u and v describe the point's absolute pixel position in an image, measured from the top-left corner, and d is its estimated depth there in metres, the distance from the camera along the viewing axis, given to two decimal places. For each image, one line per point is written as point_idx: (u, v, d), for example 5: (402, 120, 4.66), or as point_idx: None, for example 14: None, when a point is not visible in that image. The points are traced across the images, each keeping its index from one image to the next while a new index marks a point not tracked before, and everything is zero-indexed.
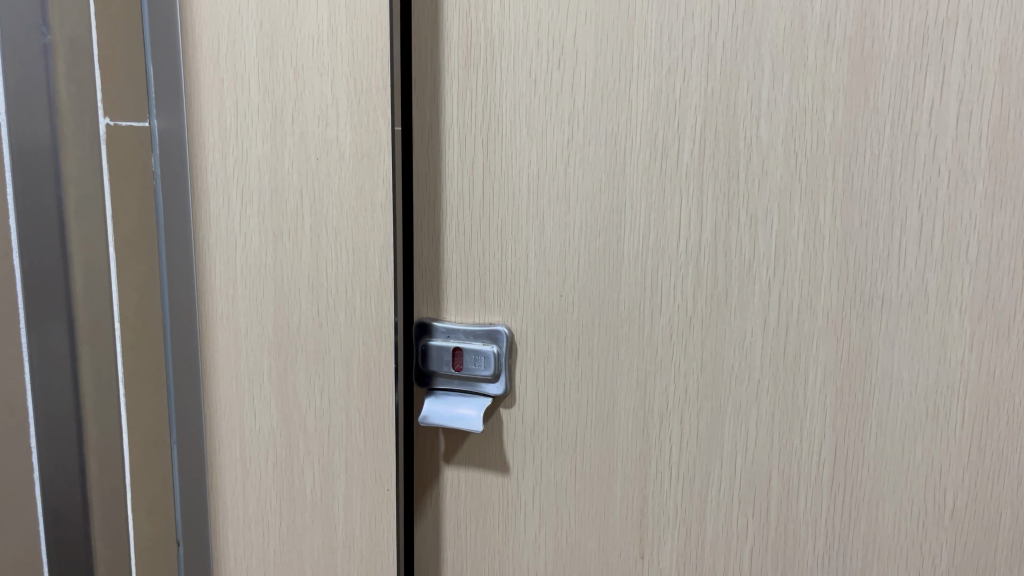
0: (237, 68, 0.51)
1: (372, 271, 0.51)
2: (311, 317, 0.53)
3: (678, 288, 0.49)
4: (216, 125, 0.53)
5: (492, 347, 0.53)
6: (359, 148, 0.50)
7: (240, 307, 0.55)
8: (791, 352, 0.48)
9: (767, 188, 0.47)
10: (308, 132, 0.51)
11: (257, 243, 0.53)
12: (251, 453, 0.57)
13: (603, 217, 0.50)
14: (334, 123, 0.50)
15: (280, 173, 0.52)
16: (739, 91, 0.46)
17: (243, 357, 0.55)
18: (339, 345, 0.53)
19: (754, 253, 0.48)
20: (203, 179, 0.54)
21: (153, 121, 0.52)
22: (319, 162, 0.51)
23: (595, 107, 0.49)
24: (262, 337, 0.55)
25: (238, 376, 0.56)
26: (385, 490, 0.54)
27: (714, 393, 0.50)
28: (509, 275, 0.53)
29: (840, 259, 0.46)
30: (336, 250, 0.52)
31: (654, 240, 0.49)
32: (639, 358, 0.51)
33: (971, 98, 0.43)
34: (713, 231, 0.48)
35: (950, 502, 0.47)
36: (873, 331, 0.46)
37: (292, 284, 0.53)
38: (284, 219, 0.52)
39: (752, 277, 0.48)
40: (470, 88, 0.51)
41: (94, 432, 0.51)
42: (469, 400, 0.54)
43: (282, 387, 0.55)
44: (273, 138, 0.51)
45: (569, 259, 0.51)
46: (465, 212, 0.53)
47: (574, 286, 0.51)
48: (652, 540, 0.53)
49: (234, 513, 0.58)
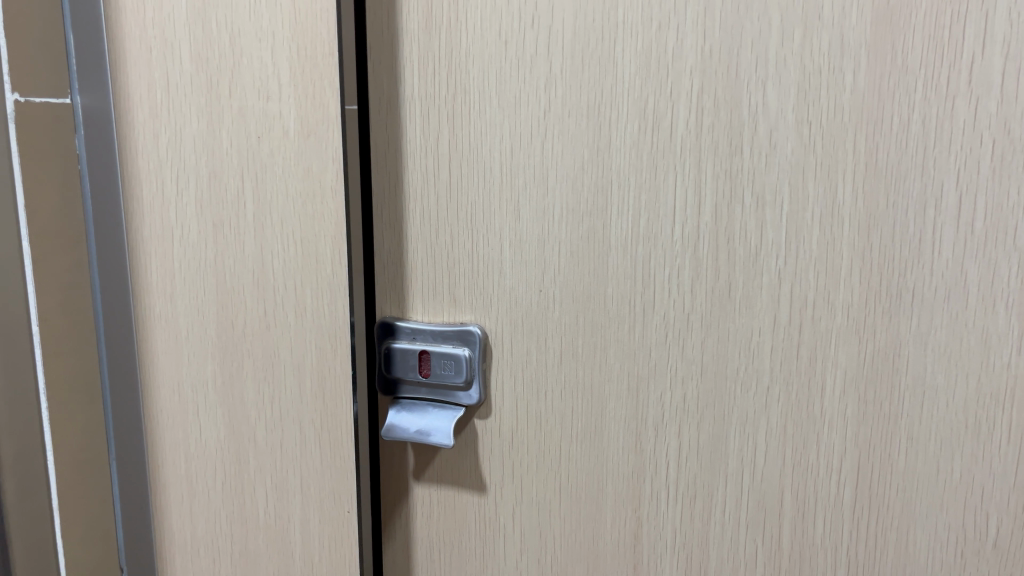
0: (167, 34, 0.44)
1: (323, 264, 0.45)
2: (257, 318, 0.47)
3: (674, 281, 0.43)
4: (145, 99, 0.46)
5: (464, 351, 0.47)
6: (304, 124, 0.43)
7: (180, 309, 0.48)
8: (805, 354, 0.41)
9: (776, 164, 0.40)
10: (247, 107, 0.44)
11: (196, 235, 0.47)
12: (197, 470, 0.50)
13: (587, 200, 0.43)
14: (276, 95, 0.44)
15: (219, 155, 0.45)
16: (742, 50, 0.39)
17: (182, 366, 0.49)
18: (288, 350, 0.47)
19: (762, 240, 0.41)
20: (134, 163, 0.47)
21: (76, 97, 0.46)
22: (260, 141, 0.44)
23: (575, 72, 0.42)
24: (204, 342, 0.48)
25: (179, 384, 0.49)
26: (346, 511, 0.48)
27: (717, 402, 0.43)
28: (482, 268, 0.46)
29: (863, 245, 0.39)
30: (282, 242, 0.45)
31: (646, 226, 0.43)
32: (631, 361, 0.44)
33: (1020, 52, 0.35)
34: (713, 215, 0.41)
35: (994, 529, 0.40)
36: (901, 330, 0.40)
37: (235, 281, 0.47)
38: (223, 207, 0.46)
39: (758, 267, 0.41)
40: (432, 53, 0.44)
41: (9, 452, 0.46)
42: (438, 411, 0.48)
43: (228, 397, 0.48)
44: (209, 114, 0.45)
45: (549, 248, 0.45)
46: (430, 197, 0.46)
47: (555, 280, 0.45)
48: (648, 567, 0.47)
49: (181, 537, 0.52)
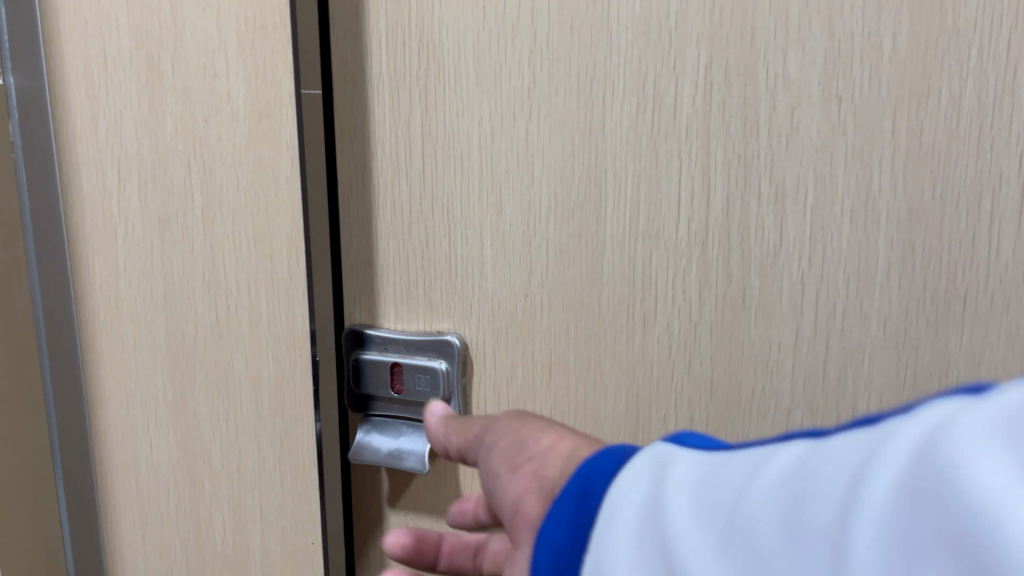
0: (104, 4, 0.39)
1: (279, 263, 0.40)
2: (210, 325, 0.42)
3: (678, 286, 0.37)
4: (83, 78, 0.41)
5: (442, 365, 0.41)
6: (254, 105, 0.38)
7: (126, 314, 0.43)
8: (833, 372, 0.35)
9: (798, 149, 0.33)
10: (192, 88, 0.39)
11: (141, 231, 0.42)
12: (149, 492, 0.45)
13: (579, 192, 0.37)
14: (223, 74, 0.38)
15: (162, 141, 0.40)
16: (759, 12, 0.33)
17: (129, 377, 0.44)
18: (243, 358, 0.42)
19: (782, 239, 0.35)
20: (72, 150, 0.42)
21: (7, 77, 0.41)
22: (208, 125, 0.39)
23: (563, 41, 0.36)
24: (152, 351, 0.43)
25: (127, 397, 0.44)
26: (310, 542, 0.43)
27: (729, 426, 0.37)
28: (460, 270, 0.40)
29: (903, 245, 0.33)
30: (234, 239, 0.40)
31: (646, 222, 0.36)
32: (629, 378, 0.39)
33: None
34: (725, 209, 0.35)
35: None
36: (948, 345, 0.34)
37: (184, 283, 0.42)
38: (169, 200, 0.41)
39: (777, 270, 0.35)
40: (403, 18, 0.37)
41: None
42: (415, 433, 0.41)
43: (179, 411, 0.43)
44: (150, 94, 0.40)
45: (536, 247, 0.39)
46: (403, 188, 0.39)
47: (543, 284, 0.39)
48: None
49: (135, 566, 0.47)
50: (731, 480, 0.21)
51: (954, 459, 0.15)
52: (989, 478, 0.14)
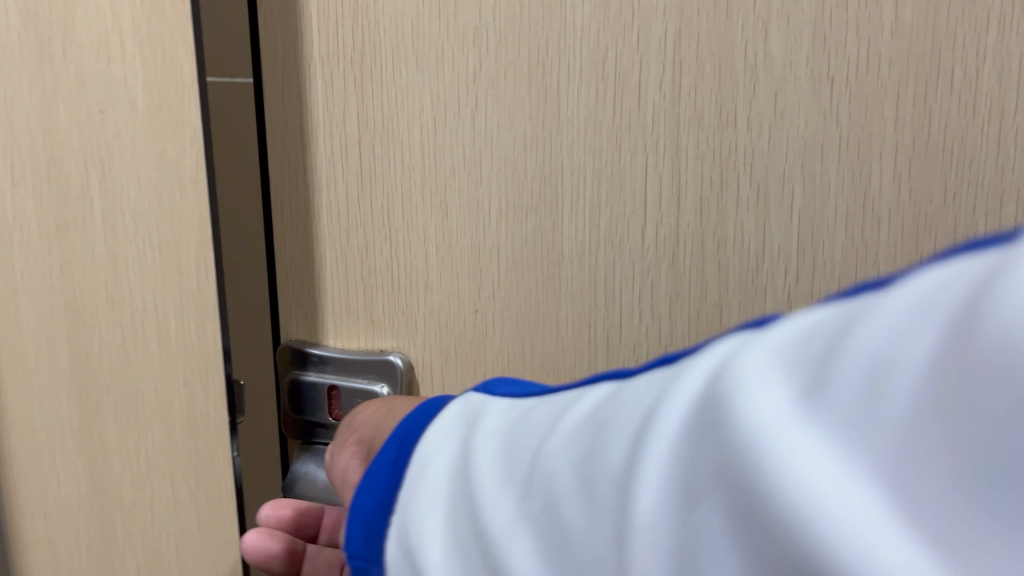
0: None
1: (188, 277, 0.35)
2: (115, 347, 0.37)
3: (646, 302, 0.32)
4: None
5: (383, 389, 0.36)
6: (154, 95, 0.33)
7: (20, 335, 0.37)
8: None
9: (784, 141, 0.28)
10: (84, 73, 0.34)
11: (33, 240, 0.36)
12: (54, 541, 0.39)
13: (532, 193, 0.32)
14: (118, 57, 0.33)
15: (53, 135, 0.35)
16: None
17: (10, 415, 0.38)
18: (154, 389, 0.37)
19: (765, 246, 0.30)
20: None
21: None
22: (104, 118, 0.34)
23: (510, 14, 0.30)
24: (53, 378, 0.37)
25: (22, 434, 0.38)
26: None
27: None
28: (403, 281, 0.35)
29: (905, 252, 0.28)
30: (137, 250, 0.35)
31: (609, 228, 0.31)
32: None
33: None
34: (698, 212, 0.30)
35: None
36: None
37: (86, 298, 0.36)
38: (64, 204, 0.35)
39: (758, 283, 0.30)
40: None
41: None
42: None
43: (80, 450, 0.38)
44: (39, 80, 0.34)
45: (485, 256, 0.33)
46: (339, 188, 0.35)
47: (494, 298, 0.34)
48: None
49: None
50: (534, 430, 0.18)
51: (739, 400, 0.12)
52: (805, 470, 0.11)
